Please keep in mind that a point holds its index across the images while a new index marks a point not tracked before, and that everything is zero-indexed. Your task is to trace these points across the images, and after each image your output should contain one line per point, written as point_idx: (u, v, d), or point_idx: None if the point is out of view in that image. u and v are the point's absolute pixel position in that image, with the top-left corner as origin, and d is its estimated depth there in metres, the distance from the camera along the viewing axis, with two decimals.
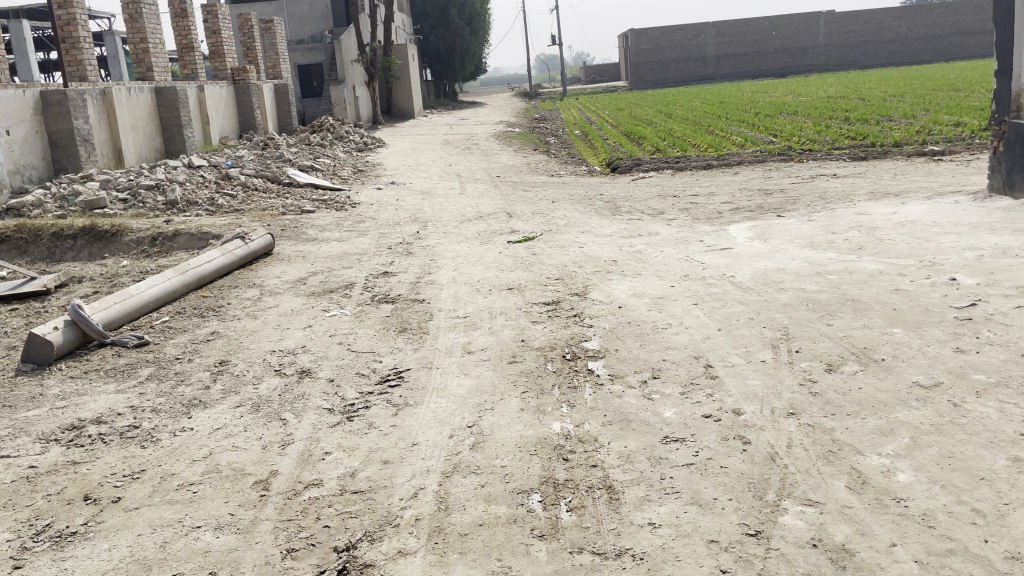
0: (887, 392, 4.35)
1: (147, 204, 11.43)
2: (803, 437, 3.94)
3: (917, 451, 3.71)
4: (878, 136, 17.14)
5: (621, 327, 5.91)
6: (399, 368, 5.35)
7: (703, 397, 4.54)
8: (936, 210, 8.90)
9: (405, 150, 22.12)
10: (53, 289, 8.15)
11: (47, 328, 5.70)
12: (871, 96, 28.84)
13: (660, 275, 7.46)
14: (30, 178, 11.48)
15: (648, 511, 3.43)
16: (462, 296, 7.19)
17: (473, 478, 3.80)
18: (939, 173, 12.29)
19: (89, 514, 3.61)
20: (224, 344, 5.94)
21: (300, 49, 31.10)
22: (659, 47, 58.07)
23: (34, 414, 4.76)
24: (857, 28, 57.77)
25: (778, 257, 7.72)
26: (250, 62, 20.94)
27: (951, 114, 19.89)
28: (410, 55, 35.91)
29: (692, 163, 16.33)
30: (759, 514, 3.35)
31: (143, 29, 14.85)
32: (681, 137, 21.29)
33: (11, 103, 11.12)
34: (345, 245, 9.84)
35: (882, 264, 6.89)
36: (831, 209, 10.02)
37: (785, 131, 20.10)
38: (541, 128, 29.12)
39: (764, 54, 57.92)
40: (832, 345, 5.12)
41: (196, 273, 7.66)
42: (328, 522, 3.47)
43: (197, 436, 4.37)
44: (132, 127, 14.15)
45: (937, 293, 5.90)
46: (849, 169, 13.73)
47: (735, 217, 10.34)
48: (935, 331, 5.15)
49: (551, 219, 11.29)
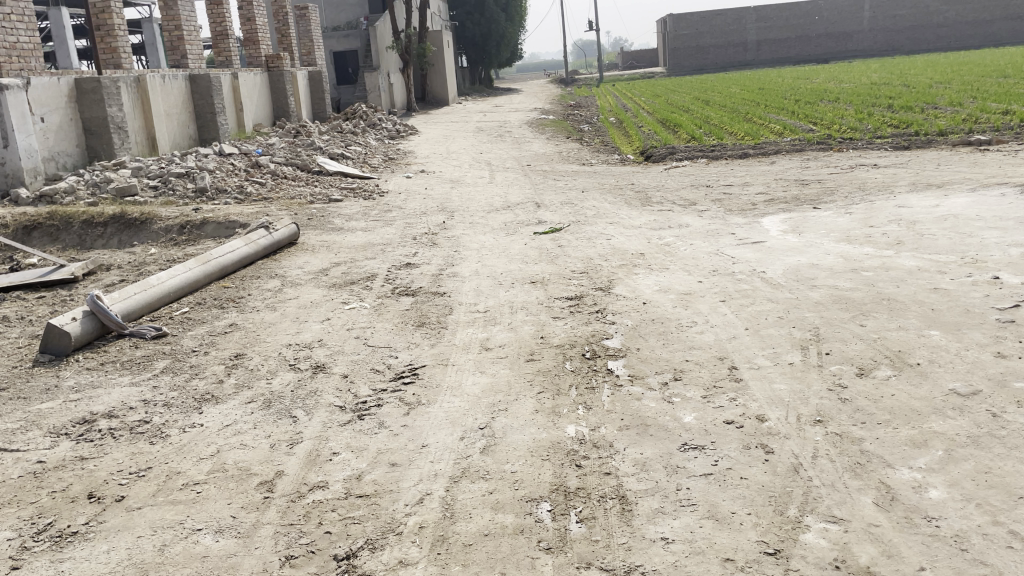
0: (921, 400, 4.10)
1: (177, 192, 11.49)
2: (829, 448, 3.74)
3: (952, 466, 3.48)
4: (923, 124, 16.57)
5: (645, 325, 5.72)
6: (414, 365, 5.24)
7: (726, 401, 4.34)
8: (980, 203, 8.51)
9: (436, 137, 22.03)
10: (81, 277, 8.23)
11: (66, 319, 5.70)
12: (919, 83, 27.93)
13: (688, 269, 7.25)
14: (64, 165, 11.59)
15: (661, 525, 3.27)
16: (483, 289, 7.06)
17: (482, 484, 3.68)
18: (985, 164, 11.79)
19: (91, 513, 3.57)
20: (241, 337, 5.90)
21: (335, 36, 31.16)
22: (698, 33, 57.10)
23: (47, 406, 4.75)
24: (904, 13, 56.03)
25: (811, 251, 7.44)
26: (284, 49, 21.00)
27: (1000, 101, 19.17)
28: (444, 41, 35.80)
29: (727, 152, 15.95)
30: (779, 531, 3.17)
31: (178, 17, 14.98)
32: (718, 125, 20.83)
33: (46, 90, 11.23)
34: (370, 235, 9.76)
35: (920, 261, 6.57)
36: (870, 201, 9.65)
37: (826, 119, 19.58)
38: (573, 115, 28.80)
39: (806, 39, 56.57)
40: (865, 347, 4.87)
41: (218, 264, 7.65)
42: (330, 528, 3.38)
43: (206, 433, 4.31)
44: (165, 115, 14.25)
45: (978, 293, 5.59)
46: (889, 159, 13.27)
47: (770, 209, 10.05)
48: (975, 334, 4.86)
49: (580, 209, 11.08)
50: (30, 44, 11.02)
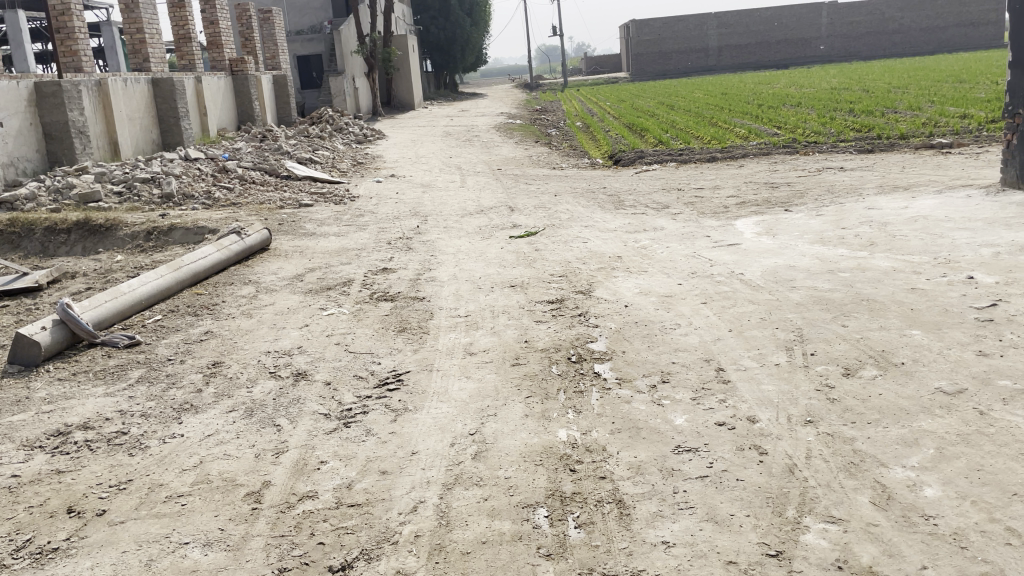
0: (909, 399, 4.16)
1: (143, 198, 11.23)
2: (822, 448, 3.76)
3: (944, 463, 3.52)
4: (885, 128, 16.92)
5: (628, 327, 5.72)
6: (398, 371, 5.16)
7: (716, 403, 4.34)
8: (948, 205, 8.68)
9: (405, 142, 21.90)
10: (45, 284, 7.97)
11: (34, 328, 5.50)
12: (878, 87, 28.55)
13: (667, 272, 7.27)
14: (24, 171, 11.26)
15: (661, 529, 3.24)
16: (463, 293, 7.00)
17: (476, 491, 3.62)
18: (949, 166, 12.04)
19: (72, 529, 3.42)
20: (217, 345, 5.75)
21: (299, 40, 30.78)
22: (660, 38, 57.74)
23: (18, 418, 4.57)
24: (861, 19, 57.22)
25: (787, 253, 7.51)
26: (248, 52, 20.69)
27: (958, 106, 19.67)
28: (409, 45, 35.67)
29: (696, 156, 16.09)
30: (779, 532, 3.16)
31: (139, 19, 14.66)
32: (684, 129, 21.02)
33: (5, 94, 10.89)
34: (343, 240, 9.63)
35: (895, 261, 6.69)
36: (840, 203, 9.82)
37: (790, 123, 19.89)
38: (541, 119, 28.86)
39: (766, 44, 57.47)
40: (848, 347, 4.93)
41: (191, 270, 7.46)
42: (323, 539, 3.30)
43: (187, 444, 4.18)
44: (128, 119, 13.91)
45: (955, 293, 5.69)
46: (855, 162, 13.48)
47: (742, 211, 10.14)
48: (956, 333, 4.94)
49: (554, 213, 11.09)
50: None
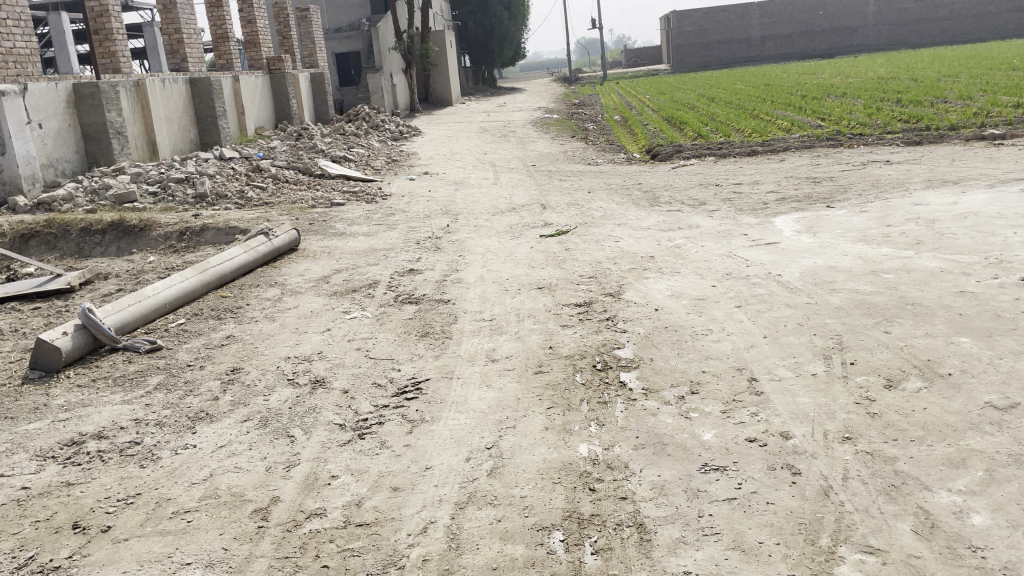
0: (955, 414, 3.86)
1: (177, 198, 11.31)
2: (861, 468, 3.50)
3: (994, 487, 3.24)
4: (933, 119, 16.33)
5: (658, 333, 5.48)
6: (417, 379, 5.01)
7: (747, 417, 4.10)
8: (1001, 200, 8.24)
9: (440, 138, 21.82)
10: (77, 286, 8.02)
11: (57, 334, 5.50)
12: (927, 76, 27.74)
13: (701, 273, 7.00)
14: (63, 172, 11.41)
15: (683, 557, 3.04)
16: (489, 296, 6.83)
17: (489, 511, 3.45)
18: (1001, 158, 11.52)
19: (74, 546, 3.35)
20: (238, 350, 5.68)
21: (337, 37, 30.93)
22: (702, 29, 56.74)
23: (35, 426, 4.55)
24: (910, 6, 55.54)
25: (828, 252, 7.19)
26: (286, 51, 20.76)
27: (1011, 94, 18.93)
28: (446, 41, 35.60)
29: (736, 150, 15.67)
30: (811, 563, 2.93)
31: (177, 20, 14.74)
32: (724, 122, 20.60)
33: (43, 96, 11.01)
34: (373, 240, 9.54)
35: (942, 262, 6.32)
36: (885, 198, 9.39)
37: (834, 114, 19.34)
38: (579, 113, 28.50)
39: (810, 34, 56.22)
40: (891, 356, 4.63)
41: (216, 272, 7.43)
42: (327, 561, 3.16)
43: (198, 455, 4.10)
44: (166, 118, 14.04)
45: (1007, 296, 5.34)
46: (902, 154, 12.98)
47: (782, 207, 9.78)
48: (1007, 341, 4.61)
49: (586, 210, 10.86)
50: (26, 50, 10.82)
